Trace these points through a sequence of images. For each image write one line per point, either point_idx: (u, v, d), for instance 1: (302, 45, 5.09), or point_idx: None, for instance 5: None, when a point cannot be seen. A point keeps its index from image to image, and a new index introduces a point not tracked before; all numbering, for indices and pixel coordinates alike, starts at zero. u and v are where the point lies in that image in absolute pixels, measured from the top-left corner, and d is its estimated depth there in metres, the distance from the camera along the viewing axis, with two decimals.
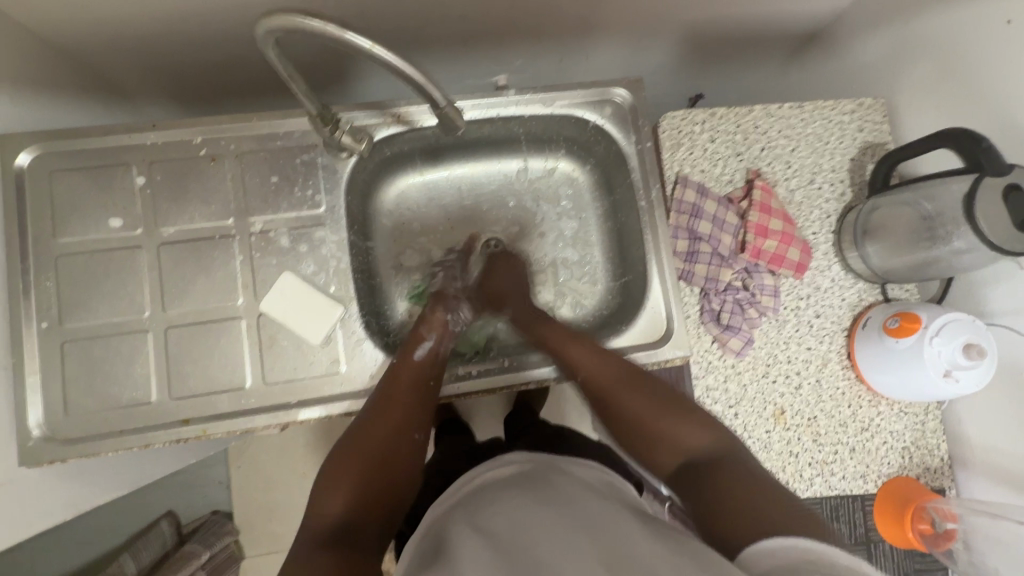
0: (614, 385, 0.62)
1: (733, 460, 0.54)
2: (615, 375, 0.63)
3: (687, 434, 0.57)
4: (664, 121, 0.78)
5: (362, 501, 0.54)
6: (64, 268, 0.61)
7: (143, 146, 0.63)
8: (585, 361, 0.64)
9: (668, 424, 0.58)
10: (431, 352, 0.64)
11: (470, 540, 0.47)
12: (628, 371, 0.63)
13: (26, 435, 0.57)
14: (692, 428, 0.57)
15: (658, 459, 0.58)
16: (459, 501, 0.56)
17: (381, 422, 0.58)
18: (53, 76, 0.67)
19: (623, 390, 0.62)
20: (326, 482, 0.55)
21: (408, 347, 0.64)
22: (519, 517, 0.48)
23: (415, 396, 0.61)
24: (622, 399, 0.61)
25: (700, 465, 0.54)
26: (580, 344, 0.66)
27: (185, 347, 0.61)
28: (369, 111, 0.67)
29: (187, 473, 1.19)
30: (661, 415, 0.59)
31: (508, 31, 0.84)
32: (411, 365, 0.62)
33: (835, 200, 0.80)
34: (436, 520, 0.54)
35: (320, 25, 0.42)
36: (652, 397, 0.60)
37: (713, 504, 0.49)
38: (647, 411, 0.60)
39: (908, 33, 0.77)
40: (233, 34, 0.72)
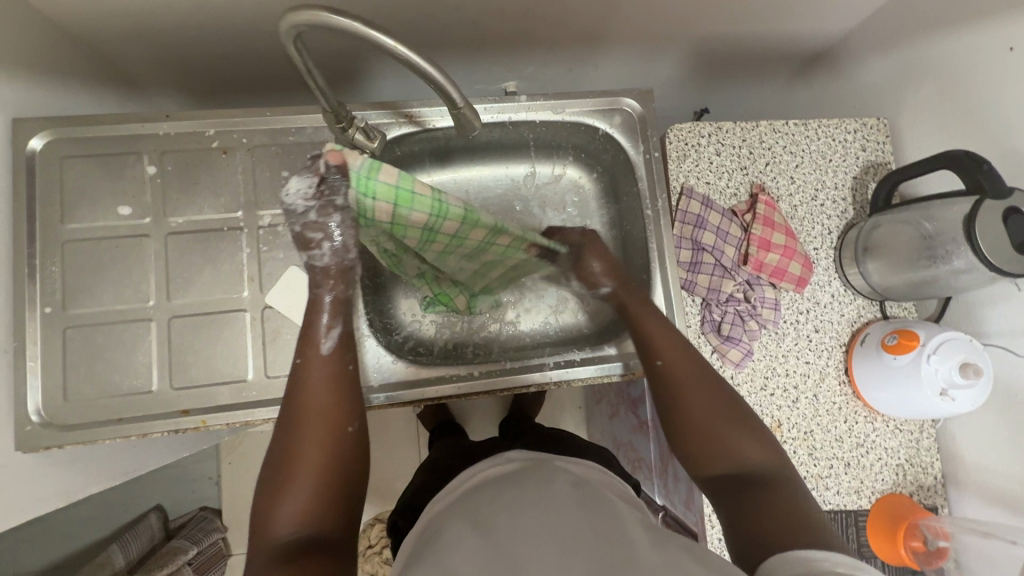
0: (689, 381, 0.60)
1: (788, 482, 0.53)
2: (693, 370, 0.61)
3: (744, 445, 0.55)
4: (671, 132, 0.78)
5: (313, 512, 0.50)
6: (70, 254, 0.60)
7: (156, 136, 0.63)
8: (669, 349, 0.62)
9: (729, 431, 0.56)
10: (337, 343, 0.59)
11: (470, 538, 0.47)
12: (705, 368, 0.61)
13: (23, 420, 0.57)
14: (752, 441, 0.56)
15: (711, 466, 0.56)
16: (458, 498, 0.56)
17: (311, 428, 0.53)
18: (67, 63, 0.67)
19: (697, 386, 0.60)
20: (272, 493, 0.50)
21: (309, 342, 0.58)
22: (520, 517, 0.48)
23: (336, 390, 0.56)
24: (692, 393, 0.59)
25: (755, 479, 0.53)
26: (661, 333, 0.64)
27: (188, 337, 0.61)
28: (382, 111, 0.68)
29: (178, 467, 1.18)
30: (726, 420, 0.57)
31: (521, 38, 0.85)
32: (317, 364, 0.57)
33: (837, 217, 0.81)
34: (434, 518, 0.55)
35: (345, 23, 0.42)
36: (722, 400, 0.59)
37: (771, 521, 0.48)
38: (711, 411, 0.58)
39: (911, 57, 0.79)
40: (249, 30, 0.73)
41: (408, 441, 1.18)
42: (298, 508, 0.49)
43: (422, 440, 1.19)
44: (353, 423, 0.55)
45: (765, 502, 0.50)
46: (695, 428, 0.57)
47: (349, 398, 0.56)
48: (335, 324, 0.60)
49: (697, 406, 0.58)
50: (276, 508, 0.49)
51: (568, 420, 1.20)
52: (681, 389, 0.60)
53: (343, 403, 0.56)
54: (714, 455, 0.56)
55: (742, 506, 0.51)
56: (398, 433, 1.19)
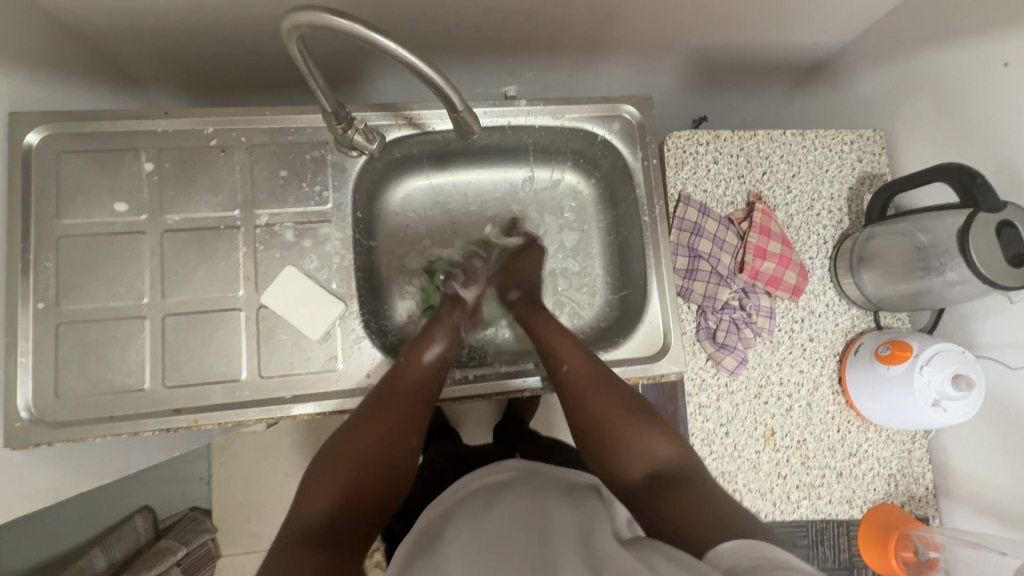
0: (589, 388, 0.62)
1: (699, 475, 0.54)
2: (593, 373, 0.63)
3: (655, 444, 0.57)
4: (669, 140, 0.79)
5: (351, 501, 0.53)
6: (64, 249, 0.60)
7: (154, 133, 0.63)
8: (564, 356, 0.65)
9: (638, 430, 0.58)
10: (439, 356, 0.66)
11: (462, 543, 0.47)
12: (605, 375, 0.64)
13: (12, 416, 0.56)
14: (660, 439, 0.57)
15: (622, 465, 0.57)
16: (451, 504, 0.56)
17: (378, 422, 0.57)
18: (66, 58, 0.67)
19: (597, 389, 0.62)
20: (315, 480, 0.53)
21: (416, 350, 0.64)
22: (513, 523, 0.48)
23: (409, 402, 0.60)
24: (597, 400, 0.61)
25: (664, 475, 0.54)
26: (569, 343, 0.67)
27: (182, 335, 0.61)
28: (382, 113, 0.68)
29: (168, 467, 1.17)
30: (631, 419, 0.59)
31: (521, 43, 0.85)
32: (421, 369, 0.63)
33: (833, 227, 0.81)
34: (427, 523, 0.54)
35: (347, 24, 0.42)
36: (629, 401, 0.61)
37: (678, 508, 0.48)
38: (620, 417, 0.59)
39: (908, 70, 0.80)
40: (250, 29, 0.73)
41: None
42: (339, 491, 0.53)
43: None
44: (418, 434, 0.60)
45: (672, 493, 0.51)
46: (608, 431, 0.59)
47: (430, 404, 0.62)
48: (438, 342, 0.67)
49: (605, 413, 0.60)
50: (320, 486, 0.53)
51: (562, 426, 1.20)
52: (587, 397, 0.62)
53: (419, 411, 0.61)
54: (626, 457, 0.57)
55: (653, 498, 0.52)
56: None
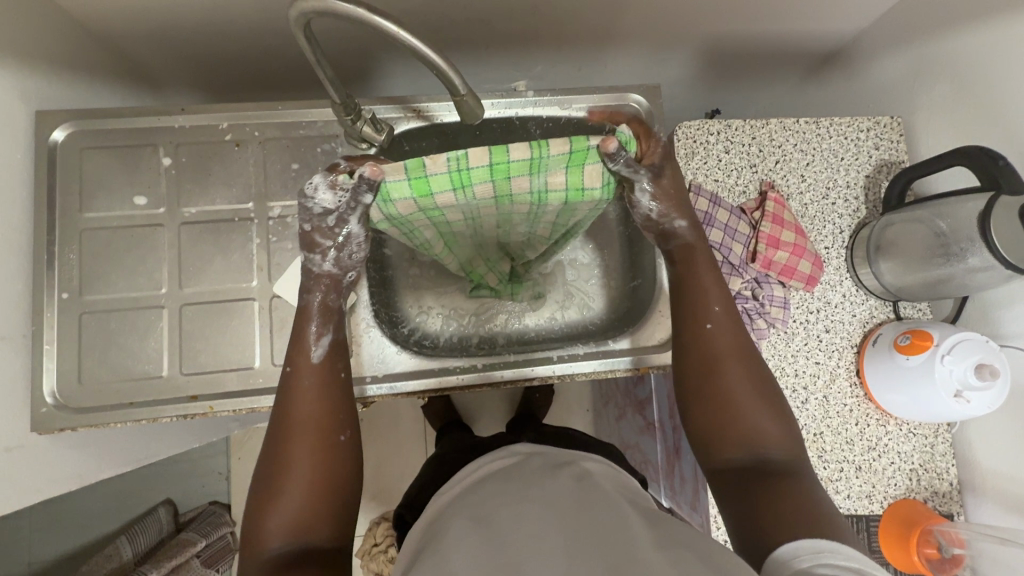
0: (730, 350, 0.58)
1: (804, 476, 0.52)
2: (739, 338, 0.59)
3: (769, 430, 0.54)
4: (679, 130, 0.78)
5: (299, 522, 0.50)
6: (87, 242, 0.62)
7: (173, 128, 0.65)
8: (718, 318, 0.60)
9: (758, 412, 0.55)
10: (326, 352, 0.59)
11: (468, 534, 0.47)
12: (747, 347, 0.59)
13: (38, 402, 0.59)
14: (779, 426, 0.55)
15: (725, 441, 0.55)
16: (460, 493, 0.56)
17: (294, 443, 0.53)
18: (88, 59, 0.70)
19: (736, 356, 0.58)
20: (256, 516, 0.50)
21: (300, 350, 0.57)
22: (519, 513, 0.48)
23: (319, 397, 0.55)
24: (734, 363, 0.57)
25: (772, 469, 0.52)
26: (716, 292, 0.61)
27: (198, 324, 0.62)
28: (391, 106, 0.70)
29: (189, 460, 1.20)
30: (755, 397, 0.56)
31: (530, 37, 0.85)
32: (312, 368, 0.57)
33: (849, 216, 0.80)
34: (439, 512, 0.55)
35: (350, 9, 0.43)
36: (757, 377, 0.57)
37: (777, 503, 0.48)
38: (749, 391, 0.56)
39: (926, 54, 0.78)
40: (265, 28, 0.75)
41: (415, 440, 1.19)
42: (287, 517, 0.50)
43: (428, 438, 1.19)
44: (344, 431, 0.55)
45: (774, 485, 0.50)
46: (720, 400, 0.56)
47: (340, 402, 0.56)
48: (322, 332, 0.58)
49: (732, 380, 0.56)
50: (266, 522, 0.49)
51: (575, 422, 1.19)
52: (718, 354, 0.58)
53: (334, 410, 0.55)
54: (736, 434, 0.54)
55: (752, 487, 0.50)
56: (404, 431, 1.19)
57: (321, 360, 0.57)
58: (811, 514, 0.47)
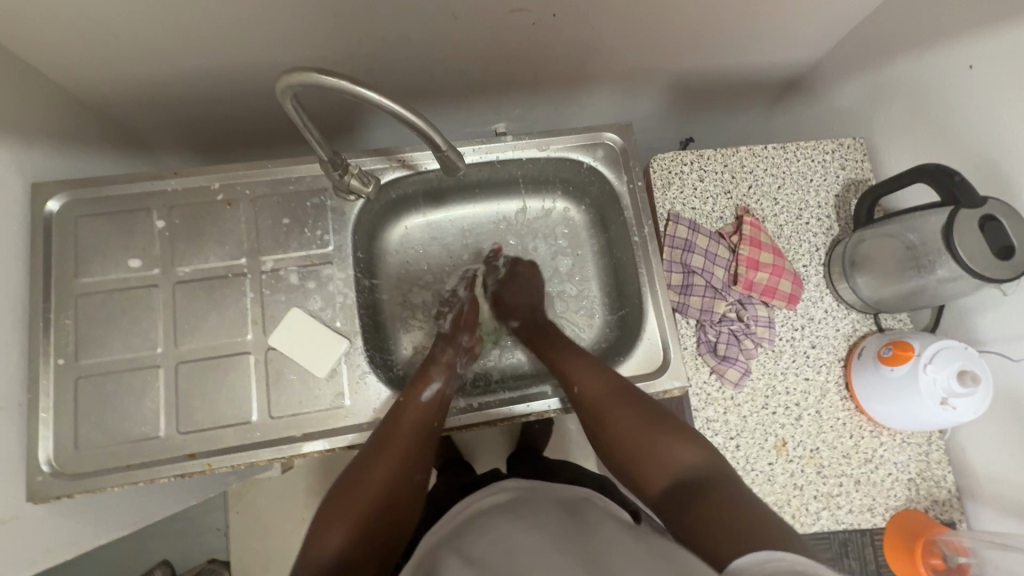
0: (608, 402, 0.63)
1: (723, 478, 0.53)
2: (605, 388, 0.64)
3: (674, 450, 0.57)
4: (654, 163, 0.82)
5: (361, 538, 0.52)
6: (83, 307, 0.63)
7: (165, 192, 0.67)
8: (579, 375, 0.66)
9: (657, 440, 0.58)
10: (437, 395, 0.65)
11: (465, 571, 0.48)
12: (621, 388, 0.64)
13: (34, 471, 0.58)
14: (684, 446, 0.57)
15: (647, 479, 0.57)
16: (451, 531, 0.58)
17: (382, 461, 0.57)
18: (81, 129, 0.72)
19: (614, 405, 0.62)
20: (320, 527, 0.53)
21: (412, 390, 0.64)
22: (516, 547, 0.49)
23: (412, 434, 0.60)
24: (618, 412, 0.62)
25: (690, 482, 0.54)
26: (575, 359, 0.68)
27: (194, 381, 0.63)
28: (377, 157, 0.72)
29: (186, 517, 1.18)
30: (648, 430, 0.59)
31: (506, 84, 0.90)
32: (417, 409, 0.63)
33: (823, 234, 0.83)
34: (429, 549, 0.55)
35: (334, 80, 0.46)
36: (643, 414, 0.61)
37: (704, 518, 0.48)
38: (644, 432, 0.59)
39: (879, 80, 0.83)
40: (253, 90, 0.78)
41: None
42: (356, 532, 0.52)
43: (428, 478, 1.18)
44: (421, 472, 0.60)
45: (696, 497, 0.51)
46: (628, 447, 0.59)
47: (428, 444, 0.62)
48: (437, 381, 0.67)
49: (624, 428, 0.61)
50: (330, 531, 0.52)
51: (576, 452, 1.19)
52: (609, 413, 0.62)
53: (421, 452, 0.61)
54: (651, 468, 0.57)
55: (678, 509, 0.52)
56: None
57: (428, 402, 0.64)
58: (738, 521, 0.47)
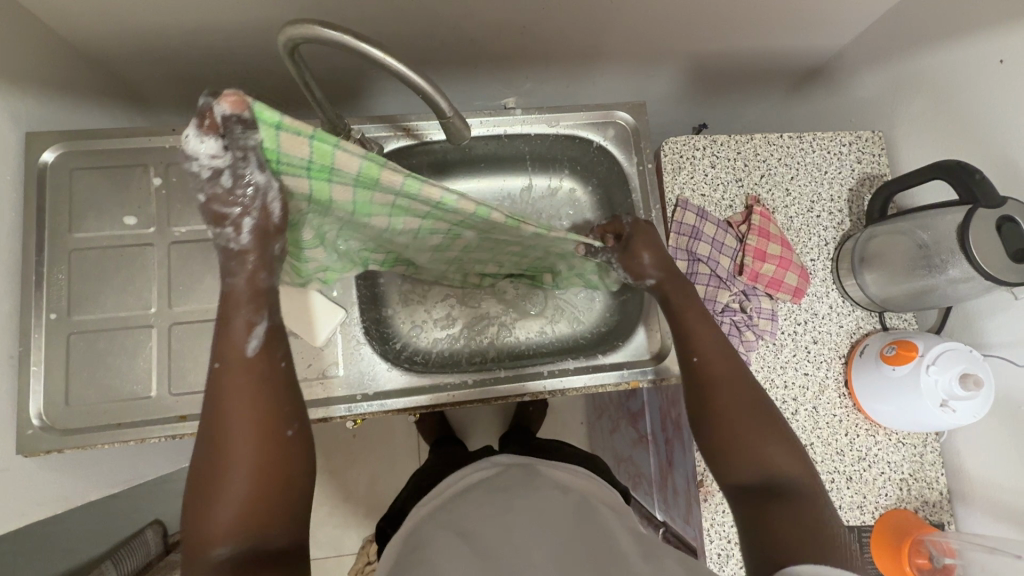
0: (729, 382, 0.58)
1: (815, 497, 0.51)
2: (732, 370, 0.59)
3: (779, 454, 0.54)
4: (666, 146, 0.80)
5: (252, 525, 0.43)
6: (76, 262, 0.62)
7: (163, 148, 0.65)
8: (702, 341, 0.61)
9: (763, 437, 0.55)
10: (262, 344, 0.46)
11: (458, 541, 0.49)
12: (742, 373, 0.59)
13: (25, 424, 0.58)
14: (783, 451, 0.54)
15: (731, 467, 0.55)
16: (442, 503, 0.60)
17: (238, 436, 0.44)
18: (79, 80, 0.70)
19: (732, 388, 0.58)
20: (193, 518, 0.43)
21: (227, 345, 0.46)
22: (510, 517, 0.51)
23: (260, 390, 0.46)
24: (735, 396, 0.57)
25: (782, 490, 0.51)
26: (702, 325, 0.63)
27: (188, 343, 0.62)
28: (382, 125, 0.70)
29: (179, 477, 1.19)
30: (757, 425, 0.55)
31: (519, 56, 0.87)
32: (242, 372, 0.45)
33: (833, 228, 0.81)
34: (418, 525, 0.57)
35: (337, 36, 0.44)
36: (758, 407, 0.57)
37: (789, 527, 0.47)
38: (754, 424, 0.56)
39: (903, 72, 0.80)
40: (256, 47, 0.76)
41: (407, 453, 1.18)
42: (240, 519, 0.43)
43: (420, 453, 1.18)
44: (292, 426, 0.46)
45: (776, 504, 0.50)
46: (727, 428, 0.56)
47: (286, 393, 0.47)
48: (259, 319, 0.47)
49: (733, 413, 0.56)
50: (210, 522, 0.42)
51: (569, 435, 1.19)
52: (722, 388, 0.58)
53: (281, 401, 0.46)
54: (740, 459, 0.54)
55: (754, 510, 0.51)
56: (397, 446, 1.18)
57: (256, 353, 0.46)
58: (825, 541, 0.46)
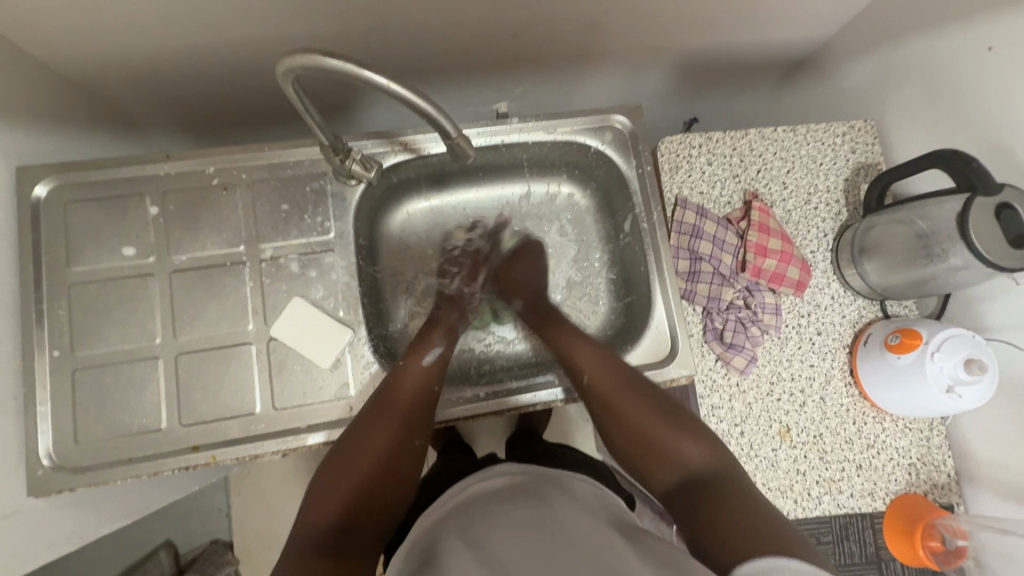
0: (615, 394, 0.62)
1: (730, 478, 0.54)
2: (620, 381, 0.63)
3: (686, 448, 0.57)
4: (662, 145, 0.80)
5: (353, 510, 0.54)
6: (77, 296, 0.61)
7: (158, 176, 0.64)
8: (589, 367, 0.65)
9: (665, 432, 0.59)
10: (438, 359, 0.67)
11: (465, 550, 0.49)
12: (635, 382, 0.63)
13: (35, 464, 0.57)
14: (693, 442, 0.57)
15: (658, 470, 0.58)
16: (449, 513, 0.59)
17: (381, 428, 0.58)
18: (66, 110, 0.69)
19: (625, 398, 0.62)
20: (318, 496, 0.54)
21: (415, 353, 0.66)
22: (521, 531, 0.50)
23: (413, 403, 0.61)
24: (627, 412, 0.61)
25: (698, 479, 0.54)
26: (585, 351, 0.67)
27: (195, 372, 0.61)
28: (378, 141, 0.69)
29: (188, 499, 1.18)
30: (654, 425, 0.59)
31: (510, 62, 0.87)
32: (420, 372, 0.64)
33: (831, 220, 0.82)
34: (421, 537, 0.56)
35: (338, 64, 0.44)
36: (653, 409, 0.61)
37: (714, 512, 0.49)
38: (650, 424, 0.60)
39: (893, 60, 0.81)
40: (244, 67, 0.75)
41: None
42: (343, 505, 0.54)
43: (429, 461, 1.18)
44: (421, 437, 0.61)
45: (704, 496, 0.52)
46: (638, 436, 0.60)
47: (428, 413, 0.62)
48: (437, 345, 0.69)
49: (630, 420, 0.61)
50: (326, 502, 0.54)
51: (576, 436, 1.20)
52: (613, 408, 0.62)
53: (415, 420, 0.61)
54: (657, 461, 0.58)
55: (689, 500, 0.52)
56: None
57: (431, 367, 0.65)
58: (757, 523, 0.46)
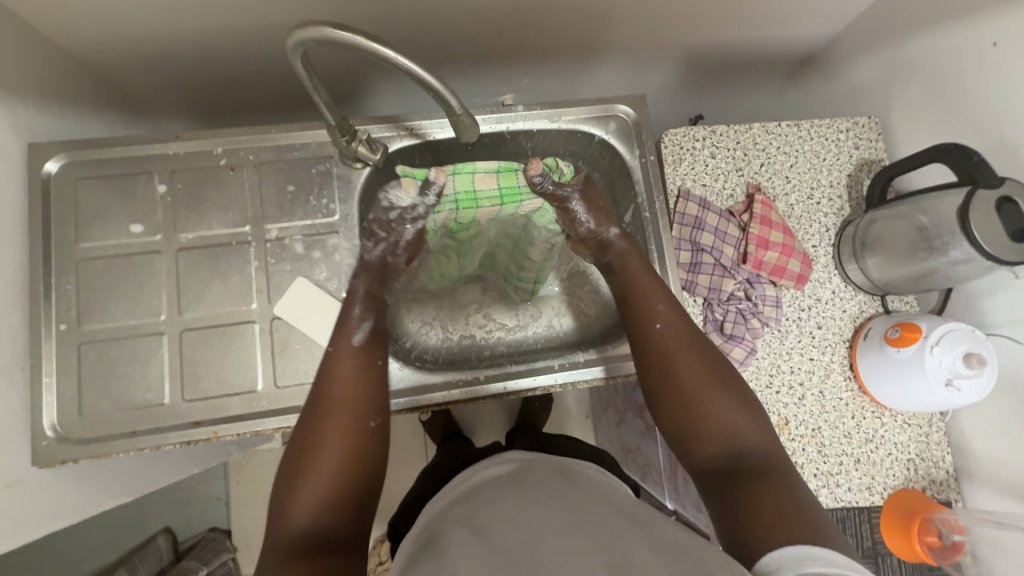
0: (682, 347, 0.63)
1: (775, 464, 0.54)
2: (688, 335, 0.64)
3: (740, 421, 0.58)
4: (666, 137, 0.80)
5: (321, 510, 0.51)
6: (84, 271, 0.62)
7: (167, 155, 0.65)
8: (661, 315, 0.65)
9: (722, 400, 0.59)
10: (369, 335, 0.63)
11: (466, 534, 0.50)
12: (699, 341, 0.64)
13: (39, 435, 0.58)
14: (746, 417, 0.58)
15: (699, 439, 0.58)
16: (455, 498, 0.60)
17: (331, 423, 0.55)
18: (77, 90, 0.70)
19: (688, 353, 0.62)
20: (284, 503, 0.51)
21: (343, 334, 0.62)
22: (522, 515, 0.51)
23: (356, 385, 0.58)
24: (686, 366, 0.61)
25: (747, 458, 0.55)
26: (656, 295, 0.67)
27: (199, 349, 0.62)
28: (384, 125, 0.70)
29: (187, 484, 1.19)
30: (714, 389, 0.60)
31: (517, 52, 0.87)
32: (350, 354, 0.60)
33: (834, 215, 0.82)
34: (429, 523, 0.57)
35: (348, 37, 0.45)
36: (711, 373, 0.61)
37: (759, 498, 0.50)
38: (708, 387, 0.60)
39: (898, 57, 0.81)
40: (254, 51, 0.76)
41: (415, 451, 1.18)
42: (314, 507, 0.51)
43: (428, 452, 1.18)
44: (374, 418, 0.57)
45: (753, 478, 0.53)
46: (689, 399, 0.59)
47: (374, 393, 0.59)
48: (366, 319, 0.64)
49: (688, 376, 0.61)
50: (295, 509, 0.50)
51: (575, 429, 1.20)
52: (673, 360, 0.62)
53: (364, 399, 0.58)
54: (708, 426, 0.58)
55: (733, 475, 0.53)
56: (406, 446, 1.18)
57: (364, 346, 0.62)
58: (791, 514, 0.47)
